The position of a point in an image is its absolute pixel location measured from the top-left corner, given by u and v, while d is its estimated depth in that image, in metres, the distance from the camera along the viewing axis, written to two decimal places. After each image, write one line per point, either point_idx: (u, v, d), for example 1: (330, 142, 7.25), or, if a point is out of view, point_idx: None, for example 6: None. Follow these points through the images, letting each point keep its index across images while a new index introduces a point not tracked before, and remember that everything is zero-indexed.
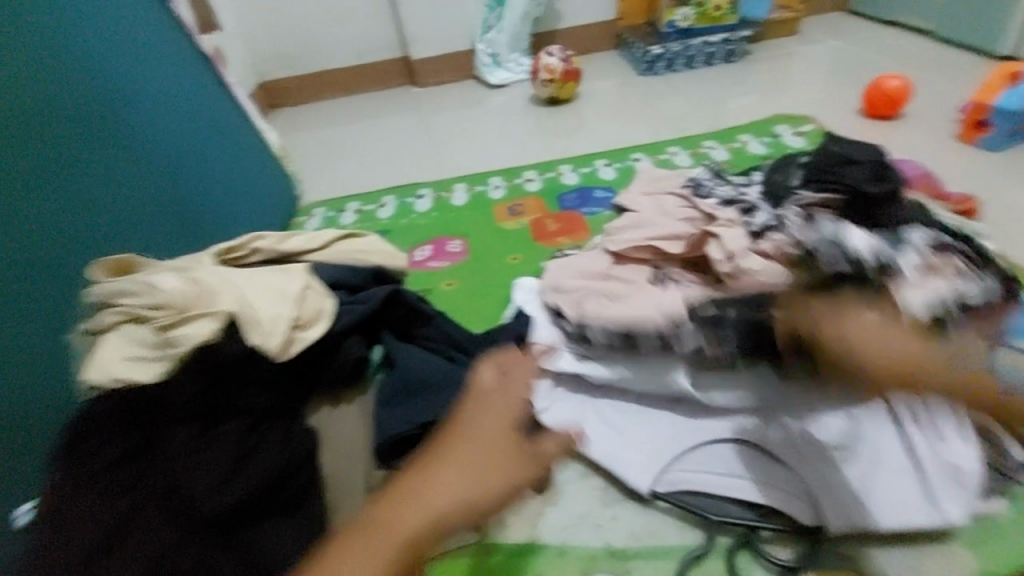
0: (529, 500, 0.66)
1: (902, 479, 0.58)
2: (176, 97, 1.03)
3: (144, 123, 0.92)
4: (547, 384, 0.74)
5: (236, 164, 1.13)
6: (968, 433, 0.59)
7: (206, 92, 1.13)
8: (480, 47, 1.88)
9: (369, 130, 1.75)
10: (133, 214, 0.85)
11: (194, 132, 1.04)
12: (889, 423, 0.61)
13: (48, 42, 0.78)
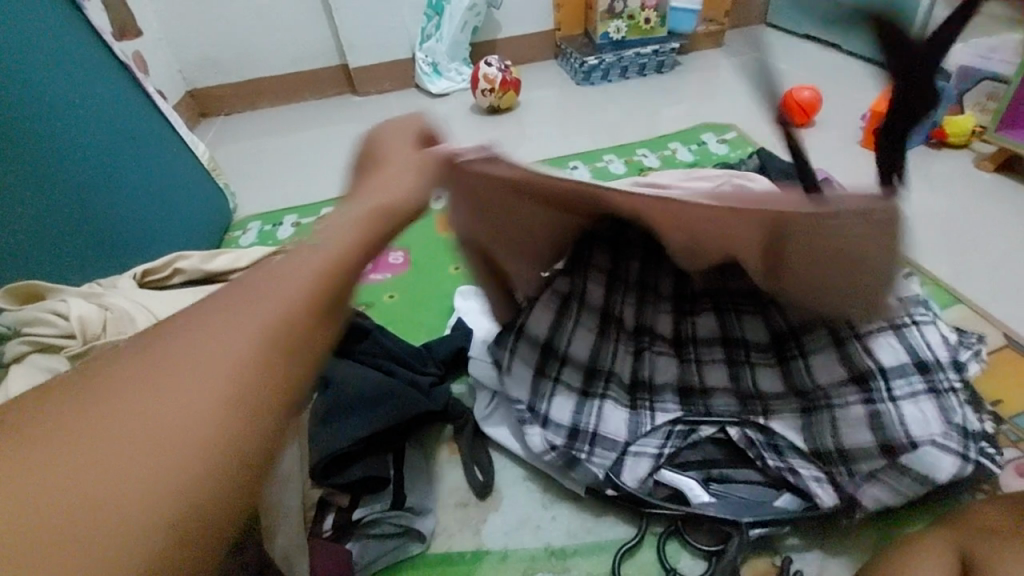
0: (472, 509, 0.68)
1: (814, 462, 0.63)
2: (94, 111, 0.98)
3: (57, 140, 0.88)
4: (487, 394, 0.75)
5: (160, 180, 1.09)
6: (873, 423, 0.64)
7: (126, 104, 1.08)
8: (419, 56, 1.89)
9: (308, 139, 1.72)
10: (46, 237, 0.80)
11: (114, 149, 1.00)
12: (802, 413, 0.66)
13: None
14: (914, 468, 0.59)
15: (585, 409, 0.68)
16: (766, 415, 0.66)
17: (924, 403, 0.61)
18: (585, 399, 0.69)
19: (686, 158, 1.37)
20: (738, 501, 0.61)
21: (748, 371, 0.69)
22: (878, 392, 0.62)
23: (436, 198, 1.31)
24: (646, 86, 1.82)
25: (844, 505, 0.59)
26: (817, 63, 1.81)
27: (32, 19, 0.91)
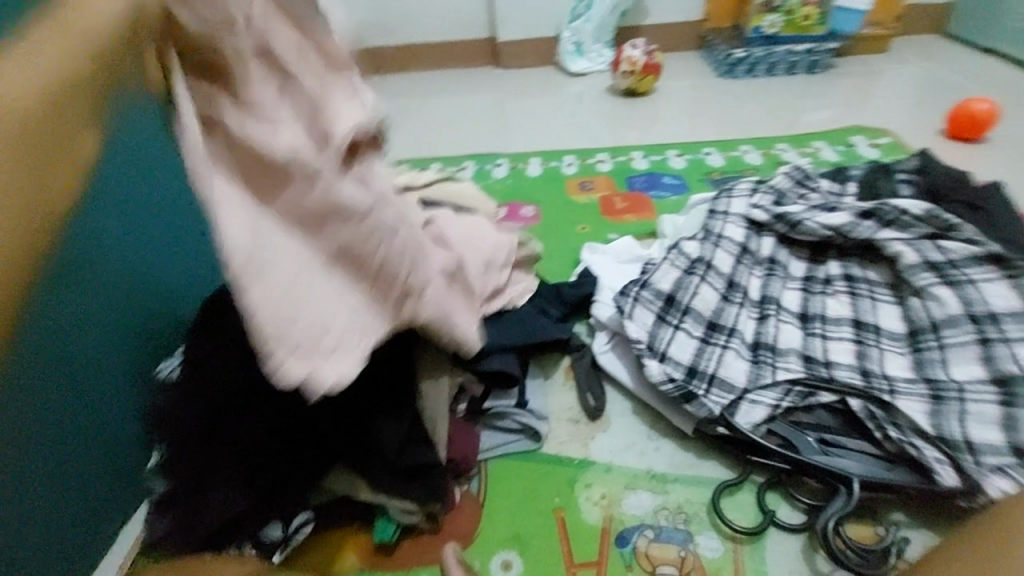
0: (583, 426, 0.75)
1: (930, 447, 0.61)
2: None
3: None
4: (605, 335, 0.82)
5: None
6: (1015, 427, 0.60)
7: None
8: (565, 35, 1.98)
9: (452, 103, 1.87)
10: None
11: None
12: (929, 401, 0.65)
13: None
14: None
15: (706, 356, 0.73)
16: (892, 393, 0.66)
17: None
18: (709, 349, 0.73)
19: (830, 156, 1.35)
20: (850, 464, 0.62)
21: (877, 354, 0.71)
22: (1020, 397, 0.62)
23: (570, 165, 1.40)
24: (792, 86, 1.76)
25: (966, 488, 0.59)
26: (995, 78, 1.66)
27: None
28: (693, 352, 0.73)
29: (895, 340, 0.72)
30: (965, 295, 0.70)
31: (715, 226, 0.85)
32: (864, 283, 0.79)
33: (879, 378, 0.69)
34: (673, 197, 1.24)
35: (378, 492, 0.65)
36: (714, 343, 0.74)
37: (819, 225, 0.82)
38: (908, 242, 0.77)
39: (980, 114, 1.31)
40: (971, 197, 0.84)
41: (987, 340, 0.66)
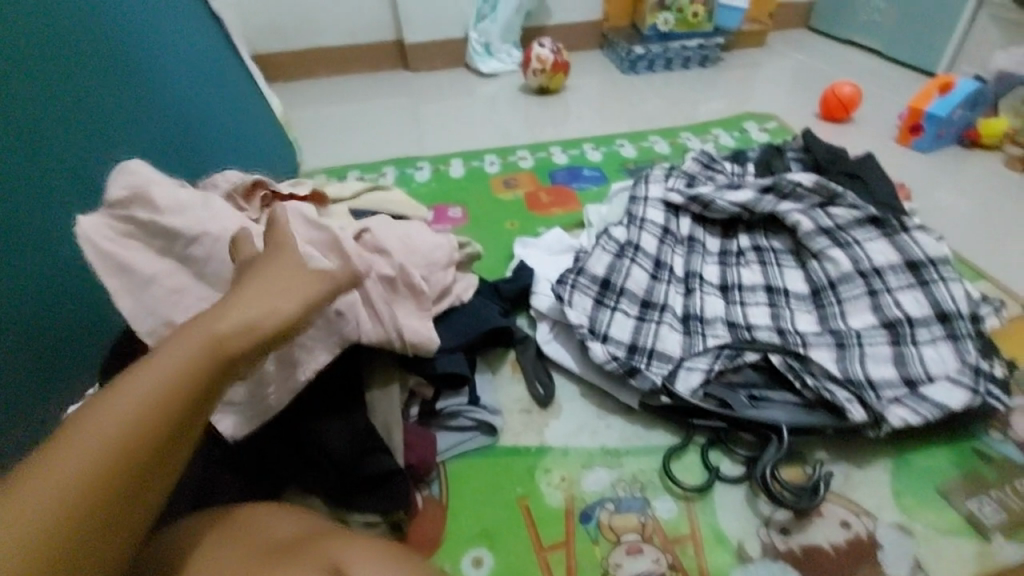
0: (536, 415, 0.77)
1: (840, 389, 0.69)
2: (175, 27, 1.05)
3: (142, 40, 0.94)
4: (547, 325, 0.84)
5: (232, 101, 1.17)
6: (902, 365, 0.71)
7: (200, 31, 1.16)
8: (473, 37, 2.00)
9: (364, 108, 1.82)
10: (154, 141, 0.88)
11: (191, 67, 1.06)
12: (836, 349, 0.73)
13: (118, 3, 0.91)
14: (932, 397, 0.68)
15: (643, 333, 0.77)
16: (806, 346, 0.74)
17: (942, 347, 0.72)
18: (646, 326, 0.78)
19: (727, 142, 1.47)
20: (779, 414, 0.69)
21: (789, 313, 0.79)
22: (903, 337, 0.73)
23: (493, 164, 1.42)
24: (688, 79, 1.90)
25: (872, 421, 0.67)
26: (854, 66, 1.88)
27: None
28: (630, 331, 0.78)
29: (801, 300, 0.81)
30: (853, 253, 0.80)
31: (638, 211, 0.91)
32: (771, 251, 0.87)
33: (793, 335, 0.76)
34: (594, 188, 1.30)
35: (338, 507, 0.63)
36: (649, 319, 0.79)
37: (728, 203, 0.90)
38: (805, 211, 0.86)
39: (846, 97, 1.49)
40: (851, 167, 0.95)
41: (874, 292, 0.77)
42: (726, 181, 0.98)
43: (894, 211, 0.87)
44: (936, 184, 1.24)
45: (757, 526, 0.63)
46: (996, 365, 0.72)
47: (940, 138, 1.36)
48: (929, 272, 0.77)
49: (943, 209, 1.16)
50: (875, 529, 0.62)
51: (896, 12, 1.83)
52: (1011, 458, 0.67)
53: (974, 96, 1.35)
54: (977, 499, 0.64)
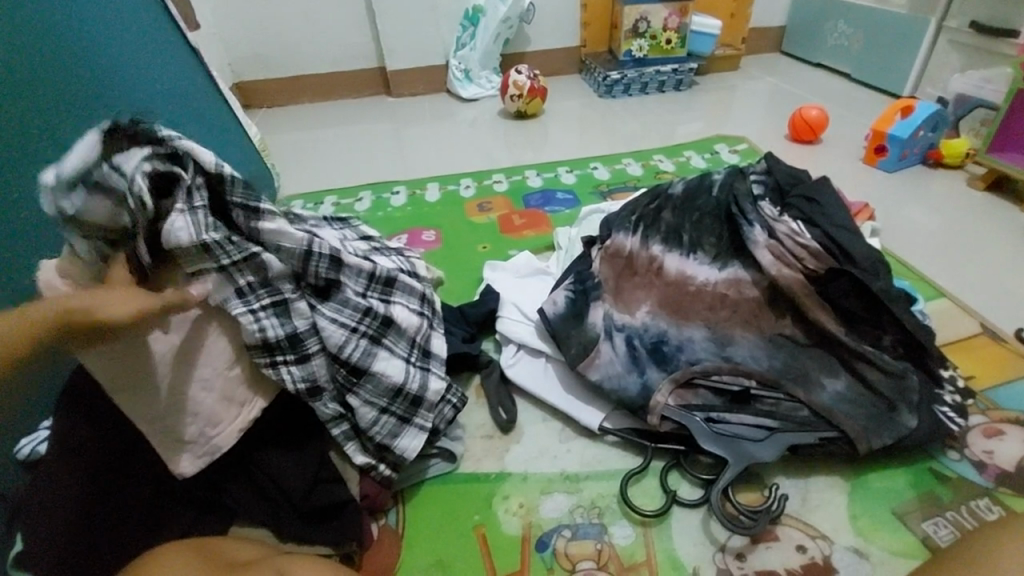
0: (497, 440, 0.77)
1: (802, 431, 0.69)
2: (157, 66, 1.09)
3: (125, 78, 0.97)
4: (512, 347, 0.85)
5: (210, 137, 1.20)
6: (880, 417, 0.69)
7: (187, 74, 1.20)
8: (453, 63, 2.04)
9: (345, 133, 1.84)
10: None
11: (169, 104, 1.09)
12: (805, 395, 0.71)
13: (107, 44, 0.93)
14: (890, 434, 0.68)
15: (388, 331, 0.70)
16: (768, 393, 0.73)
17: (923, 410, 0.70)
18: (239, 295, 0.59)
19: (699, 164, 1.50)
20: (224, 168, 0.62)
21: (746, 350, 0.78)
22: (885, 401, 0.70)
23: (468, 188, 1.44)
24: (664, 103, 1.94)
25: (840, 434, 0.68)
26: (824, 88, 1.93)
27: (175, 46, 1.18)
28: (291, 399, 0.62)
29: (770, 336, 0.80)
30: (832, 323, 0.77)
31: (590, 262, 0.90)
32: (791, 343, 0.79)
33: (754, 381, 0.74)
34: (566, 211, 1.31)
35: (285, 540, 0.62)
36: (290, 297, 0.62)
37: (705, 262, 0.88)
38: (773, 262, 0.81)
39: (813, 120, 1.52)
40: (808, 190, 0.87)
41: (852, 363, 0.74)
42: (686, 216, 0.91)
43: (869, 250, 0.78)
44: (901, 204, 1.26)
45: (713, 552, 0.63)
46: (956, 375, 0.76)
47: (904, 158, 1.39)
48: (912, 340, 0.74)
49: (907, 227, 1.18)
50: (830, 552, 0.63)
51: (863, 37, 1.88)
52: (968, 478, 0.68)
53: (936, 118, 1.38)
54: (932, 522, 0.64)
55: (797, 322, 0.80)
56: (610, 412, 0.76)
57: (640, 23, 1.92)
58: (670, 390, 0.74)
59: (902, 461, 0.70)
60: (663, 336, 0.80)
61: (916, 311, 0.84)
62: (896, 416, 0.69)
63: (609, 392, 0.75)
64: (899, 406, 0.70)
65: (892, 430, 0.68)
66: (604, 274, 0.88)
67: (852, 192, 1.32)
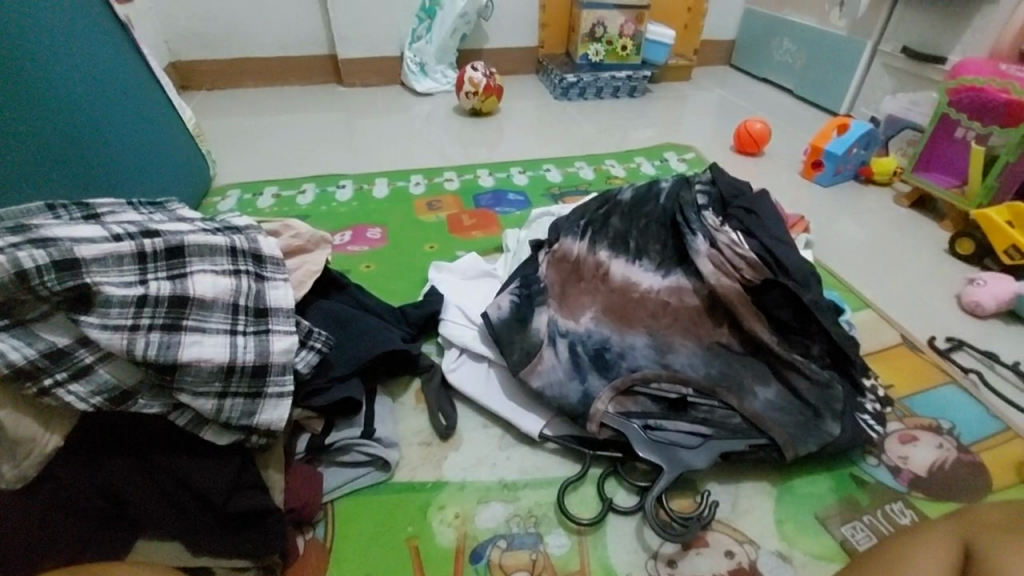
0: (435, 447, 0.75)
1: (733, 438, 0.71)
2: (81, 37, 1.00)
3: (40, 50, 0.88)
4: (454, 351, 0.83)
5: (138, 118, 1.11)
6: (807, 425, 0.72)
7: (114, 47, 1.10)
8: (408, 55, 1.99)
9: (291, 122, 1.76)
10: (34, 149, 0.80)
11: (94, 82, 1.00)
12: (739, 403, 0.73)
13: (16, 13, 0.85)
14: (815, 441, 0.71)
15: (281, 308, 0.66)
16: (704, 402, 0.74)
17: (847, 418, 0.73)
18: (134, 332, 0.54)
19: (649, 171, 1.52)
20: (98, 234, 0.57)
21: (683, 357, 0.80)
22: (814, 410, 0.73)
23: (418, 185, 1.40)
24: (618, 108, 1.97)
25: (769, 442, 0.71)
26: (769, 103, 2.02)
27: (101, 20, 1.09)
28: (243, 427, 0.59)
29: (708, 344, 0.82)
30: (766, 334, 0.79)
31: (536, 265, 0.89)
32: (726, 351, 0.81)
33: (691, 391, 0.75)
34: (516, 212, 1.30)
35: (200, 554, 0.58)
36: (184, 321, 0.57)
37: (649, 269, 0.89)
38: (712, 272, 0.83)
39: (756, 132, 1.58)
40: (749, 203, 0.89)
41: (782, 374, 0.77)
42: (632, 223, 0.92)
43: (803, 265, 0.81)
44: (835, 217, 1.33)
45: (645, 559, 0.64)
46: (876, 385, 0.80)
47: (838, 174, 1.46)
48: (840, 351, 0.77)
49: (840, 240, 1.24)
50: (756, 556, 0.64)
51: (806, 56, 1.96)
52: (884, 482, 0.72)
53: (868, 137, 1.46)
54: (850, 525, 0.67)
55: (734, 331, 0.82)
56: (551, 419, 0.76)
57: (596, 28, 1.94)
58: (612, 397, 0.74)
59: (825, 466, 0.73)
60: (606, 342, 0.81)
61: (844, 322, 0.88)
62: (823, 424, 0.72)
63: (550, 399, 0.75)
64: (824, 414, 0.72)
65: (818, 436, 0.71)
66: (551, 279, 0.87)
67: (790, 204, 1.37)
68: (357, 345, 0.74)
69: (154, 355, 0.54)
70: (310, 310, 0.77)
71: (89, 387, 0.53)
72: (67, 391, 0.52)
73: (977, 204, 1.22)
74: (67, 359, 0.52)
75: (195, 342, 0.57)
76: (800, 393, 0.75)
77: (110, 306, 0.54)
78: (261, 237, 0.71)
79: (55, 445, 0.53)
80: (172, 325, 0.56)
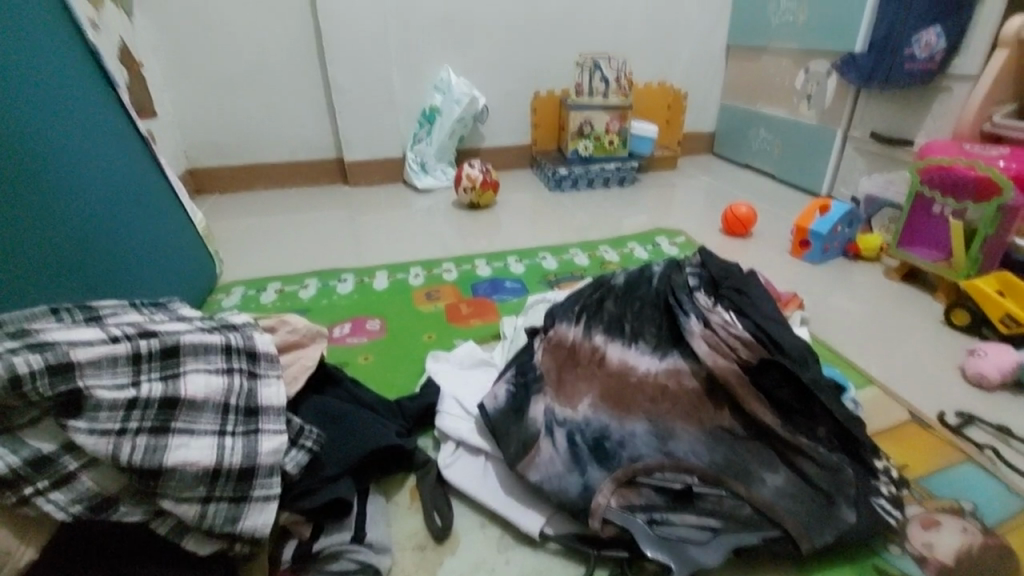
0: (430, 551, 0.71)
1: (745, 532, 0.67)
2: (101, 152, 1.08)
3: (62, 165, 0.95)
4: (451, 445, 0.81)
5: (148, 222, 1.17)
6: (822, 514, 0.68)
7: (132, 159, 1.19)
8: (410, 156, 2.13)
9: (298, 221, 1.85)
10: (51, 258, 0.85)
11: (109, 191, 1.07)
12: (747, 492, 0.70)
13: (44, 135, 0.93)
14: (832, 531, 0.67)
15: (273, 407, 0.66)
16: (710, 492, 0.71)
17: (863, 505, 0.69)
18: (121, 436, 0.54)
19: (642, 255, 1.57)
20: (96, 336, 0.58)
21: (685, 443, 0.78)
22: (827, 498, 0.70)
23: (417, 276, 1.44)
24: (609, 197, 2.06)
25: (784, 534, 0.66)
26: (754, 187, 2.11)
27: (122, 137, 1.18)
28: (227, 534, 0.57)
29: (711, 429, 0.79)
30: (769, 417, 0.77)
31: (532, 352, 0.89)
32: (730, 436, 0.78)
33: (695, 480, 0.72)
34: (514, 299, 1.32)
35: None
36: (173, 423, 0.57)
37: (646, 353, 0.88)
38: (708, 353, 0.83)
39: (742, 215, 1.64)
40: (739, 282, 0.90)
41: (789, 459, 0.74)
42: (626, 307, 0.93)
43: (798, 343, 0.80)
44: (828, 293, 1.34)
45: None
46: (890, 466, 0.76)
47: (826, 251, 1.50)
48: (845, 431, 0.74)
49: (836, 315, 1.25)
50: None
51: (782, 143, 2.09)
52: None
53: (850, 215, 1.51)
54: None
55: (736, 415, 0.80)
56: (551, 516, 0.72)
57: (584, 126, 2.09)
58: (614, 489, 0.71)
59: (847, 560, 0.68)
60: (605, 430, 0.79)
61: (848, 401, 0.86)
62: (838, 511, 0.68)
63: (550, 494, 0.71)
64: (838, 502, 0.69)
65: (835, 526, 0.67)
66: (547, 365, 0.87)
67: (782, 282, 1.40)
68: (350, 441, 0.72)
69: (139, 460, 0.53)
70: (302, 407, 0.76)
71: (71, 495, 0.52)
72: (47, 500, 0.51)
73: (966, 275, 1.24)
74: (50, 467, 0.52)
75: (182, 444, 0.56)
76: (810, 479, 0.71)
77: (100, 409, 0.54)
78: (256, 334, 0.72)
79: (30, 558, 0.51)
80: (160, 428, 0.56)
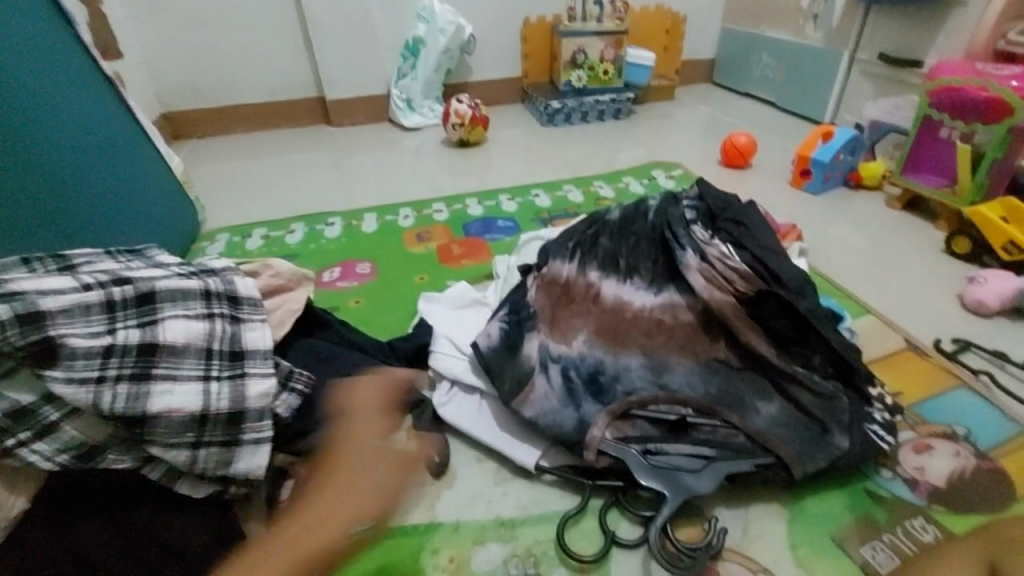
0: (427, 486, 0.72)
1: (738, 459, 0.67)
2: (64, 89, 1.01)
3: (21, 104, 0.89)
4: (445, 384, 0.81)
5: (122, 165, 1.11)
6: (814, 441, 0.69)
7: (97, 97, 1.11)
8: (394, 92, 2.02)
9: (280, 164, 1.78)
10: (18, 205, 0.80)
11: (76, 132, 1.00)
12: (742, 421, 0.70)
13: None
14: (823, 455, 0.67)
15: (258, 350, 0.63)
16: (704, 423, 0.71)
17: (856, 430, 0.70)
18: (100, 384, 0.53)
19: (638, 190, 1.52)
20: (67, 283, 0.56)
21: (681, 376, 0.77)
22: (820, 424, 0.70)
23: (406, 218, 1.40)
24: (604, 131, 1.98)
25: (777, 460, 0.67)
26: (754, 116, 2.03)
27: (85, 73, 1.10)
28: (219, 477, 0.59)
29: (706, 362, 0.79)
30: (765, 347, 0.77)
31: (525, 290, 0.87)
32: (725, 367, 0.78)
33: (689, 411, 0.72)
34: (506, 238, 1.29)
35: None
36: (154, 370, 0.56)
37: (641, 288, 0.87)
38: (705, 286, 0.81)
39: (742, 146, 1.58)
40: (737, 214, 0.87)
41: (784, 388, 0.74)
42: (621, 242, 0.90)
43: (797, 273, 0.79)
44: (828, 224, 1.31)
45: None
46: (884, 393, 0.77)
47: (827, 181, 1.45)
48: (841, 359, 0.74)
49: (835, 246, 1.23)
50: None
51: (785, 68, 1.98)
52: (900, 496, 0.68)
53: (853, 143, 1.46)
54: (870, 546, 0.63)
55: (732, 347, 0.80)
56: (546, 450, 0.73)
57: (577, 55, 1.97)
58: (607, 422, 0.70)
59: (836, 482, 0.70)
60: (600, 365, 0.78)
61: (843, 330, 0.85)
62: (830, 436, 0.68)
63: (545, 429, 0.72)
64: (831, 428, 0.69)
65: (827, 450, 0.68)
66: (541, 303, 0.85)
67: (781, 214, 1.36)
68: (341, 383, 0.71)
69: (121, 408, 0.53)
70: (292, 352, 0.75)
71: (56, 444, 0.52)
72: (32, 450, 0.51)
73: (970, 201, 1.20)
74: (31, 418, 0.51)
75: (165, 391, 0.56)
76: (804, 406, 0.72)
77: (76, 358, 0.52)
78: (237, 278, 0.69)
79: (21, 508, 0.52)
80: (141, 375, 0.55)
